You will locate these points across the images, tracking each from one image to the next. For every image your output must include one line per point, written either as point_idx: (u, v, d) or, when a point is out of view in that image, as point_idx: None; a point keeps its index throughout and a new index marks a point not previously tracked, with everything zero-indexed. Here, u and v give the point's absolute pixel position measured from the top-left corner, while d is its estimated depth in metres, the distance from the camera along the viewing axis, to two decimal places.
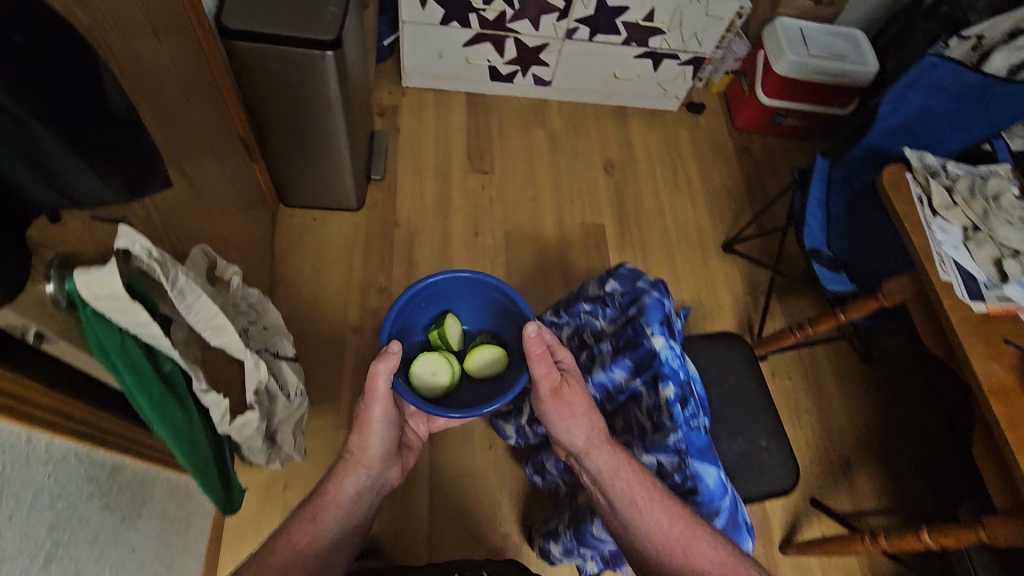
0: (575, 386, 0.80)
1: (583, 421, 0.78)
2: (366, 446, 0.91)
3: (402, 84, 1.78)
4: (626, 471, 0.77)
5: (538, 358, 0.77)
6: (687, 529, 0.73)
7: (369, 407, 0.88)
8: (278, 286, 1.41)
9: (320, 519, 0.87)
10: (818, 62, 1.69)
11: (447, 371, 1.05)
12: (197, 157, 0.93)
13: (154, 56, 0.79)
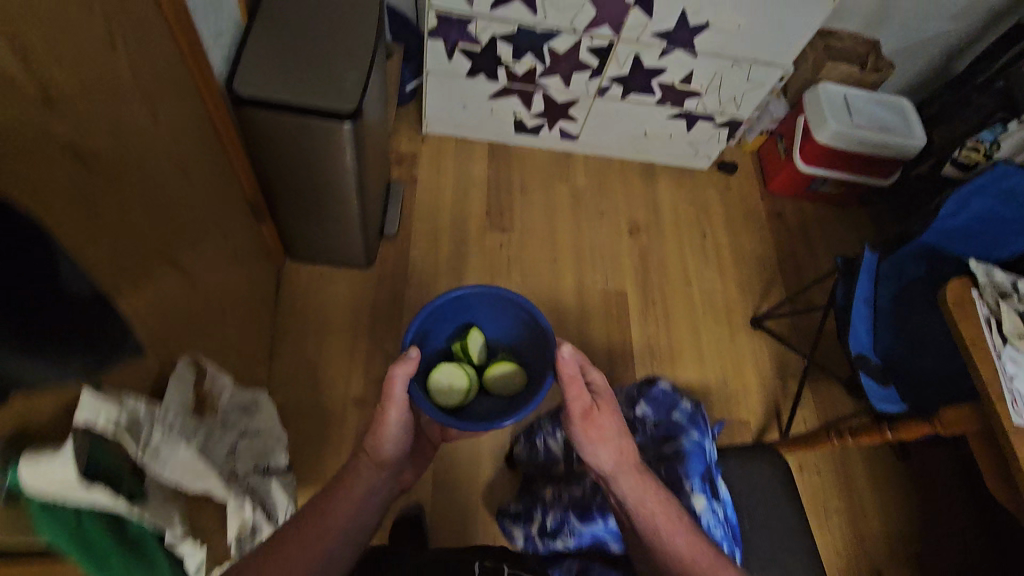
0: (607, 410, 0.75)
1: (613, 446, 0.74)
2: (382, 442, 0.83)
3: (423, 131, 1.70)
4: (654, 505, 0.73)
5: (571, 380, 0.74)
6: (713, 566, 0.70)
7: (386, 409, 0.83)
8: (280, 349, 1.33)
9: (329, 511, 0.77)
10: (862, 132, 1.59)
11: (461, 385, 0.99)
12: (197, 240, 0.85)
13: (153, 146, 0.71)
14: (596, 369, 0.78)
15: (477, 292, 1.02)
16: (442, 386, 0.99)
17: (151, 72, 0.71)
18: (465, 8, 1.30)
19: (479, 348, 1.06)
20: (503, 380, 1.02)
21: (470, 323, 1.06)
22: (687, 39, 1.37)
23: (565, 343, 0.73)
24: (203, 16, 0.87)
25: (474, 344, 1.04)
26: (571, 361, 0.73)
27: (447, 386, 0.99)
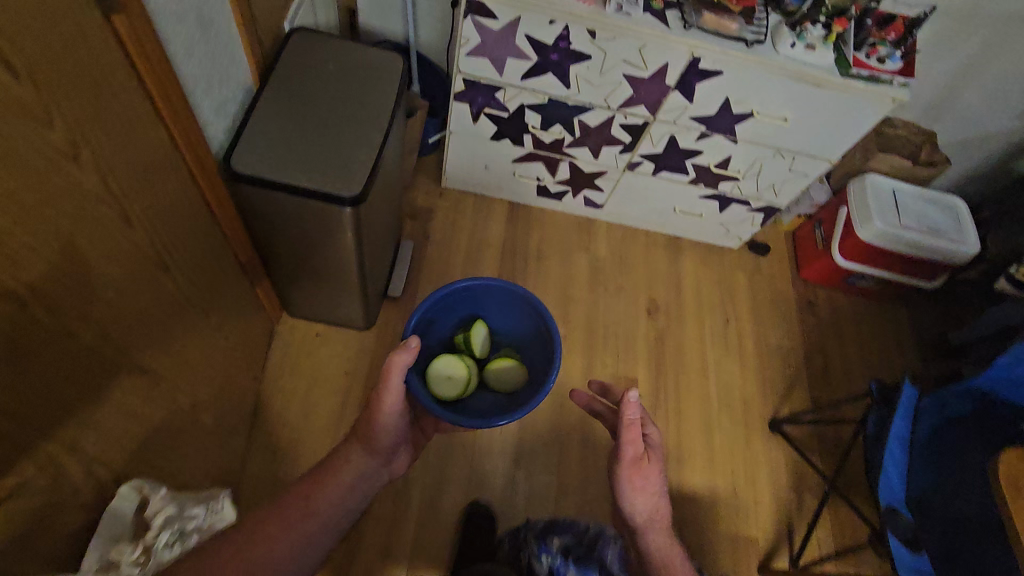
0: (653, 464, 0.85)
1: (650, 499, 0.85)
2: (374, 429, 0.88)
3: (441, 184, 1.64)
4: (676, 563, 0.84)
5: (631, 431, 0.83)
6: None
7: (381, 395, 0.86)
8: (265, 413, 1.27)
9: (315, 496, 0.83)
10: (909, 234, 1.47)
11: (461, 375, 1.02)
12: (169, 328, 0.80)
13: (126, 246, 0.66)
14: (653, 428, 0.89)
15: (486, 287, 1.06)
16: (443, 375, 1.01)
17: (128, 167, 0.65)
18: (494, 76, 1.23)
19: (482, 342, 1.09)
20: (503, 376, 1.05)
21: (475, 317, 1.10)
22: (728, 126, 1.27)
23: (635, 391, 0.82)
24: (203, 90, 0.81)
25: (477, 338, 1.07)
26: (635, 414, 0.83)
27: (448, 376, 1.01)
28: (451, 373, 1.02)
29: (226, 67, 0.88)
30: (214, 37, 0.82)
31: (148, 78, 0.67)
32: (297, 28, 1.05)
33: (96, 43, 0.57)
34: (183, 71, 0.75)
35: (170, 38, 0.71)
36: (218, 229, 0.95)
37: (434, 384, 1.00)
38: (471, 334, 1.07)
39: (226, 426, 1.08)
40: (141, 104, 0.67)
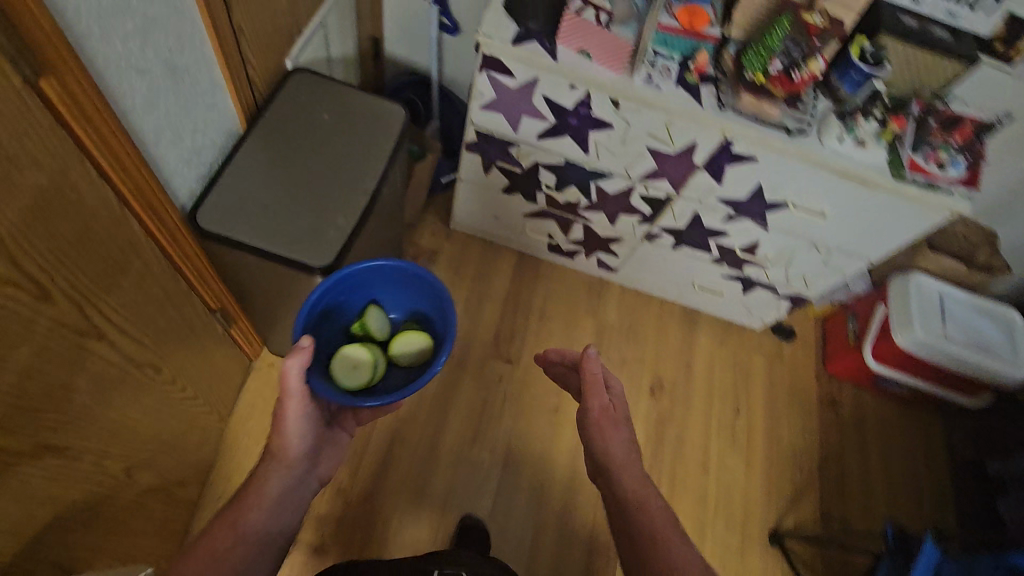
0: (623, 411, 0.86)
1: (624, 443, 0.83)
2: (287, 441, 0.87)
3: (449, 226, 1.55)
4: (652, 509, 0.78)
5: (591, 378, 0.85)
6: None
7: (288, 402, 0.85)
8: (226, 457, 1.21)
9: (240, 521, 0.81)
10: (952, 347, 1.32)
11: (368, 359, 0.95)
12: (102, 396, 0.74)
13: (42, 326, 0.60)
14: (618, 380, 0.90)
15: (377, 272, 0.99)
16: (349, 365, 0.94)
17: (50, 236, 0.59)
18: (508, 132, 1.14)
19: (380, 323, 1.02)
20: (408, 347, 0.99)
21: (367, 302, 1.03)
22: (759, 213, 1.15)
23: (593, 345, 0.86)
24: (168, 141, 0.75)
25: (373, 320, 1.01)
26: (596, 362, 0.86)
27: (353, 363, 0.95)
28: (356, 362, 0.95)
29: (204, 114, 0.81)
30: (189, 86, 0.75)
31: (87, 139, 0.60)
32: (299, 71, 0.99)
33: (16, 113, 0.50)
34: (141, 125, 0.69)
35: (123, 93, 0.64)
36: (182, 279, 0.88)
37: (342, 376, 0.93)
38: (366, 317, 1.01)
39: (173, 478, 1.02)
40: (80, 168, 0.60)
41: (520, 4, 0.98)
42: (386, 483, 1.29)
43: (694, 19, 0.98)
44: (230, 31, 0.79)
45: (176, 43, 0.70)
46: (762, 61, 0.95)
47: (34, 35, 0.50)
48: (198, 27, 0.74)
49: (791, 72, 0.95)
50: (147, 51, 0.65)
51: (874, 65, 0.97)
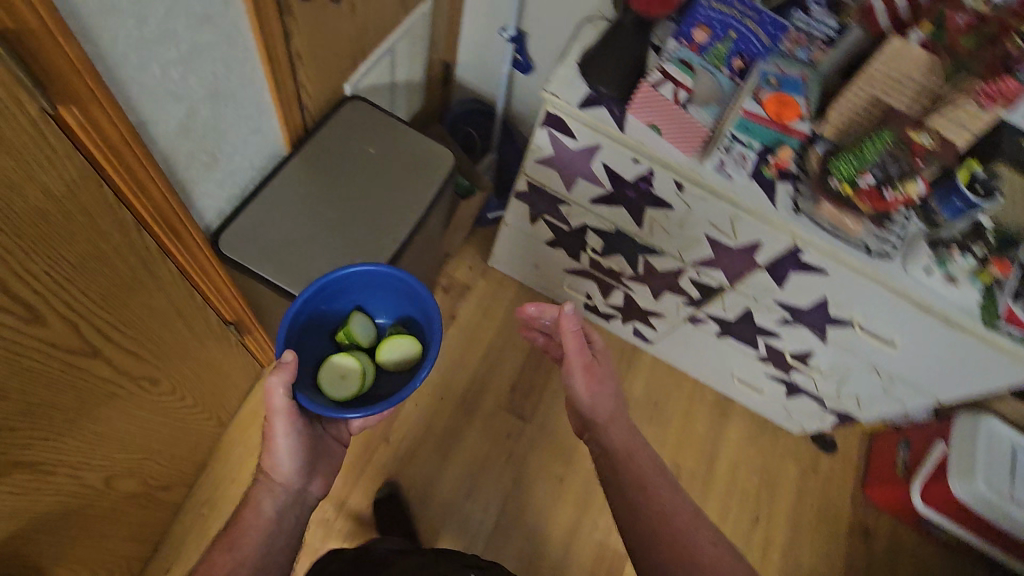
0: (603, 366, 0.87)
1: (608, 397, 0.86)
2: (282, 466, 0.81)
3: (487, 262, 1.50)
4: (640, 456, 0.82)
5: (571, 339, 0.83)
6: (689, 521, 0.75)
7: (274, 422, 0.79)
8: (217, 463, 1.19)
9: (237, 544, 0.76)
10: (1019, 512, 1.15)
11: (357, 366, 0.84)
12: (89, 411, 0.72)
13: (30, 351, 0.58)
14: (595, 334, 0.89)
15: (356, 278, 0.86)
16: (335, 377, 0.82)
17: (53, 262, 0.56)
18: (560, 189, 1.08)
19: (367, 329, 0.89)
20: (395, 353, 0.86)
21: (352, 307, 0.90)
22: (819, 325, 1.03)
23: (570, 303, 0.82)
24: (201, 163, 0.72)
25: (358, 326, 0.87)
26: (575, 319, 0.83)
27: (341, 372, 0.83)
28: (344, 373, 0.84)
29: (246, 137, 0.78)
30: (232, 111, 0.72)
31: (106, 165, 0.57)
32: (356, 99, 0.96)
33: (26, 141, 0.47)
34: (172, 149, 0.66)
35: (155, 118, 0.61)
36: (196, 293, 0.86)
37: (331, 391, 0.82)
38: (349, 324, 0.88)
39: (158, 482, 1.00)
40: (95, 192, 0.57)
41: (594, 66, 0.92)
42: (373, 518, 1.24)
43: (784, 108, 0.87)
44: (286, 58, 0.76)
45: (224, 69, 0.67)
46: (851, 172, 0.84)
47: (59, 62, 0.47)
48: (251, 52, 0.71)
49: (884, 190, 0.83)
50: (189, 77, 0.62)
51: (983, 196, 0.83)
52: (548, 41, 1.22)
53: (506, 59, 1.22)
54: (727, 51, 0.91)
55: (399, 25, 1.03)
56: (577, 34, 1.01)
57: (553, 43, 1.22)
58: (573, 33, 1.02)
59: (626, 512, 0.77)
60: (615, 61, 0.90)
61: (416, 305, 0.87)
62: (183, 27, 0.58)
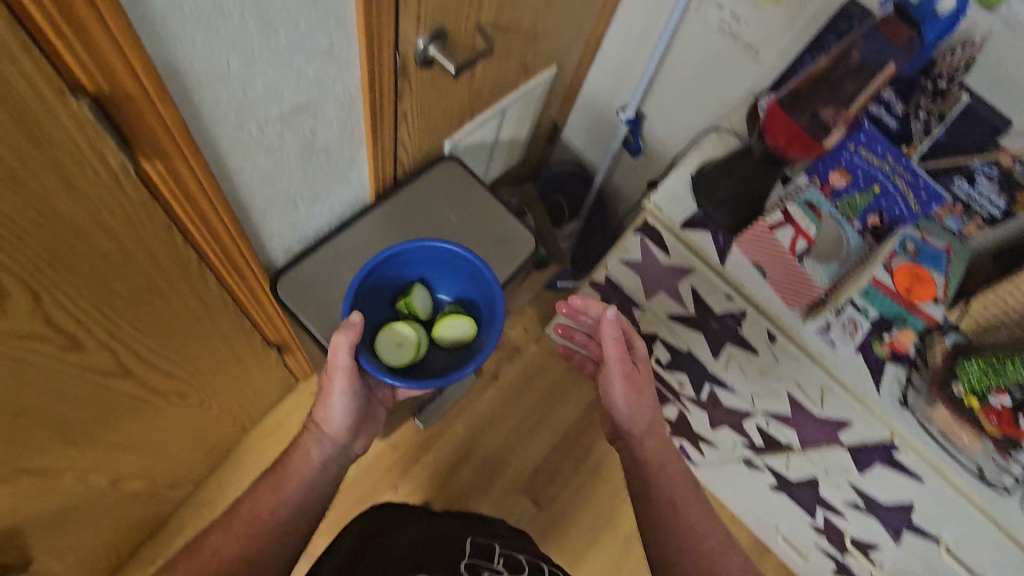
0: (643, 376, 0.77)
1: (647, 410, 0.77)
2: (332, 420, 0.73)
3: (545, 328, 1.43)
4: (673, 471, 0.76)
5: (611, 345, 0.74)
6: (721, 545, 0.69)
7: (332, 378, 0.70)
8: (228, 468, 1.18)
9: (285, 487, 0.69)
10: None
11: (415, 338, 0.75)
12: (111, 422, 0.72)
13: (64, 374, 0.57)
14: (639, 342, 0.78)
15: (428, 246, 0.77)
16: (389, 346, 0.74)
17: (107, 296, 0.55)
18: (639, 294, 0.97)
19: (428, 300, 0.81)
20: (458, 332, 0.77)
21: (416, 276, 0.81)
22: (894, 523, 0.89)
23: (613, 309, 0.72)
24: (279, 209, 0.70)
25: (417, 294, 0.79)
26: (617, 328, 0.73)
27: (396, 340, 0.75)
28: (398, 345, 0.75)
29: (331, 186, 0.76)
30: (323, 164, 0.70)
31: (180, 211, 0.56)
32: (451, 163, 0.92)
33: (102, 191, 0.46)
34: (253, 196, 0.64)
35: (241, 171, 0.59)
36: (246, 319, 0.84)
37: (386, 362, 0.73)
38: (410, 290, 0.80)
39: (164, 481, 0.99)
40: (161, 234, 0.56)
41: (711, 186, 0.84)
42: None
43: (916, 285, 0.75)
44: (390, 120, 0.73)
45: (323, 128, 0.64)
46: (985, 383, 0.70)
47: (148, 122, 0.45)
48: (358, 112, 0.68)
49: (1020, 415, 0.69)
50: (285, 135, 0.60)
51: None
52: (666, 132, 1.15)
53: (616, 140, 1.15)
54: (864, 205, 0.79)
55: (515, 91, 0.98)
56: (699, 142, 0.93)
57: (670, 135, 1.14)
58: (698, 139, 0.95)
59: (654, 527, 0.72)
60: (730, 190, 0.83)
61: (484, 287, 0.78)
62: (290, 92, 0.55)
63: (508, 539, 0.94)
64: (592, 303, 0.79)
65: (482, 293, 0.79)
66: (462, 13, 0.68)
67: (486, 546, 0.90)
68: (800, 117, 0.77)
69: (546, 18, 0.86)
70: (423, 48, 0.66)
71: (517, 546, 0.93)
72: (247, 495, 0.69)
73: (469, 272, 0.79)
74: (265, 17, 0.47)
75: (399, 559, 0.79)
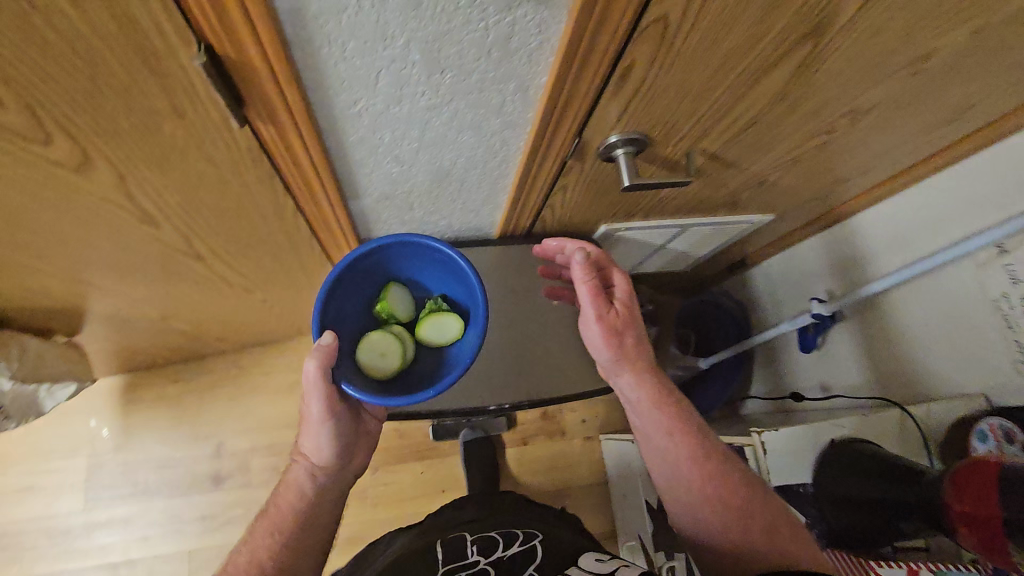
0: (626, 319, 0.67)
1: (630, 353, 0.67)
2: (324, 450, 0.64)
3: (603, 432, 1.30)
4: (666, 406, 0.66)
5: (581, 288, 0.66)
6: (723, 469, 0.63)
7: (309, 404, 0.61)
8: (268, 352, 1.25)
9: (282, 524, 0.62)
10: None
11: (401, 342, 0.64)
12: (172, 281, 0.77)
13: (137, 237, 0.61)
14: (620, 279, 0.68)
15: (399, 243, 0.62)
16: (373, 356, 0.62)
17: (193, 202, 0.57)
18: None
19: (406, 295, 0.68)
20: (449, 334, 0.65)
21: (391, 272, 0.68)
22: None
23: (581, 251, 0.66)
24: (393, 206, 0.67)
25: (394, 296, 0.65)
26: (589, 271, 0.65)
27: (381, 348, 0.63)
28: (384, 353, 0.63)
29: (457, 209, 0.72)
30: (452, 191, 0.65)
31: (285, 169, 0.54)
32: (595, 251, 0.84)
33: (209, 129, 0.45)
34: (370, 187, 0.61)
35: (364, 163, 0.56)
36: (328, 264, 0.85)
37: (377, 374, 0.62)
38: (385, 291, 0.66)
39: (209, 335, 1.07)
40: (262, 178, 0.55)
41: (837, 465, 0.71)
42: None
43: None
44: (544, 187, 0.65)
45: (465, 164, 0.59)
46: None
47: (270, 93, 0.42)
48: (511, 165, 0.62)
49: None
50: (421, 154, 0.55)
51: None
52: (855, 353, 0.93)
53: (792, 324, 0.94)
54: None
55: (708, 216, 0.85)
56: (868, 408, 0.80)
57: (857, 358, 0.93)
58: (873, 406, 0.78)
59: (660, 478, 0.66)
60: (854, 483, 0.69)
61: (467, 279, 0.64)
62: (439, 124, 0.50)
63: (484, 520, 0.72)
64: (567, 241, 0.73)
65: (465, 288, 0.66)
66: (677, 129, 0.57)
67: (456, 541, 0.66)
68: (1010, 506, 0.54)
69: (782, 167, 0.72)
70: (612, 143, 0.57)
71: (493, 520, 0.72)
72: (243, 543, 0.62)
73: (449, 265, 0.65)
74: (433, 55, 0.41)
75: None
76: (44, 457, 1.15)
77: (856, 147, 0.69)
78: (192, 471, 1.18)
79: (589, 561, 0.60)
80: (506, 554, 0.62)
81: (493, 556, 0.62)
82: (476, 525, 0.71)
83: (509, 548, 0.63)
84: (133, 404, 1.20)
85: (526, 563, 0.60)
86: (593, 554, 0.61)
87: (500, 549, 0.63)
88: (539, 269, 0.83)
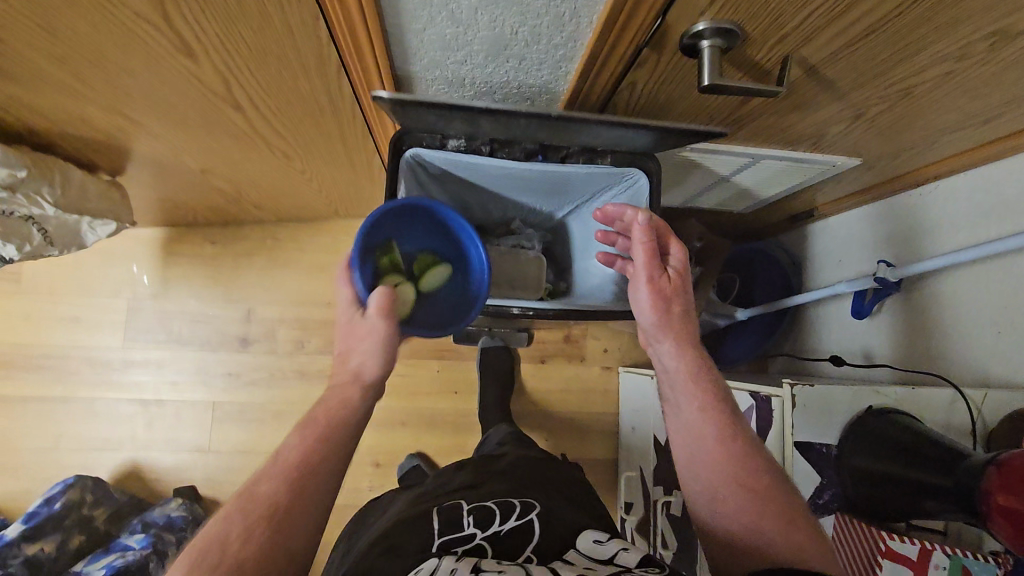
0: (676, 287, 0.65)
1: (675, 321, 0.64)
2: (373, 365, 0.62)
3: (622, 365, 1.28)
4: (704, 379, 0.62)
5: (641, 245, 0.65)
6: (749, 456, 0.58)
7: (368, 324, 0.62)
8: (304, 228, 1.26)
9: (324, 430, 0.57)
10: None
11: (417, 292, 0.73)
12: (212, 132, 0.75)
13: (177, 73, 0.59)
14: (677, 249, 0.67)
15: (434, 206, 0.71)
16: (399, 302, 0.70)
17: (233, 38, 0.53)
18: None
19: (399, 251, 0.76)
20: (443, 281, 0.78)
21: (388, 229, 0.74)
22: None
23: (645, 212, 0.65)
24: (442, 78, 0.62)
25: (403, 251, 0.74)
26: (650, 232, 0.65)
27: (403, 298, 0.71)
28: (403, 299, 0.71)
29: (511, 95, 0.66)
30: (509, 69, 0.59)
31: (331, 11, 0.49)
32: (651, 180, 0.75)
33: None
34: (420, 49, 0.56)
35: (416, 17, 0.50)
36: (368, 139, 0.82)
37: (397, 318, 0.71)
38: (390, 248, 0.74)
39: (246, 201, 1.08)
40: (305, 19, 0.50)
41: (876, 437, 0.66)
42: None
43: None
44: (610, 80, 0.58)
45: (528, 36, 0.53)
46: None
47: None
48: (579, 46, 0.55)
49: None
50: (481, 15, 0.49)
51: None
52: (914, 326, 0.86)
53: (850, 286, 0.86)
54: None
55: (784, 149, 0.76)
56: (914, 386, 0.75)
57: (913, 331, 0.86)
58: (938, 392, 0.70)
59: (680, 460, 0.61)
60: (891, 454, 0.64)
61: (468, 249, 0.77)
62: None
63: (478, 489, 0.72)
64: (628, 208, 0.69)
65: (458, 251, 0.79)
66: (779, 26, 0.49)
67: (451, 509, 0.67)
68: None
69: (887, 99, 0.62)
70: (698, 32, 0.49)
71: (486, 489, 0.72)
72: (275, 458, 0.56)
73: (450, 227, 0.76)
74: None
75: (384, 552, 0.60)
76: (89, 293, 1.21)
77: (986, 87, 0.59)
78: (221, 330, 1.23)
79: (586, 541, 0.60)
80: (502, 528, 0.63)
81: (490, 530, 0.62)
82: (472, 493, 0.71)
83: (505, 521, 0.64)
84: (173, 258, 1.23)
85: (524, 541, 0.60)
86: (591, 533, 0.62)
87: (496, 523, 0.63)
88: (596, 235, 0.78)
